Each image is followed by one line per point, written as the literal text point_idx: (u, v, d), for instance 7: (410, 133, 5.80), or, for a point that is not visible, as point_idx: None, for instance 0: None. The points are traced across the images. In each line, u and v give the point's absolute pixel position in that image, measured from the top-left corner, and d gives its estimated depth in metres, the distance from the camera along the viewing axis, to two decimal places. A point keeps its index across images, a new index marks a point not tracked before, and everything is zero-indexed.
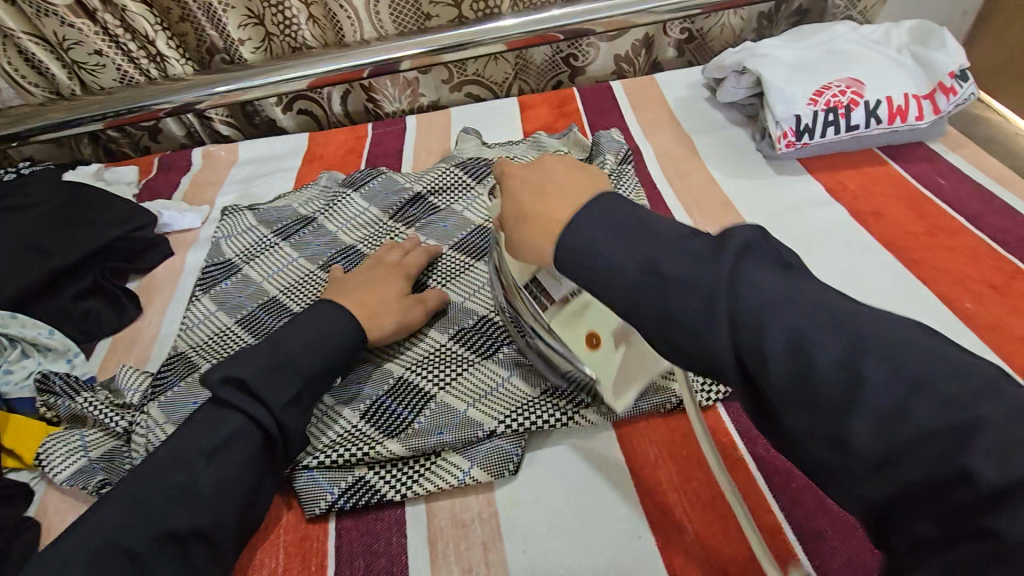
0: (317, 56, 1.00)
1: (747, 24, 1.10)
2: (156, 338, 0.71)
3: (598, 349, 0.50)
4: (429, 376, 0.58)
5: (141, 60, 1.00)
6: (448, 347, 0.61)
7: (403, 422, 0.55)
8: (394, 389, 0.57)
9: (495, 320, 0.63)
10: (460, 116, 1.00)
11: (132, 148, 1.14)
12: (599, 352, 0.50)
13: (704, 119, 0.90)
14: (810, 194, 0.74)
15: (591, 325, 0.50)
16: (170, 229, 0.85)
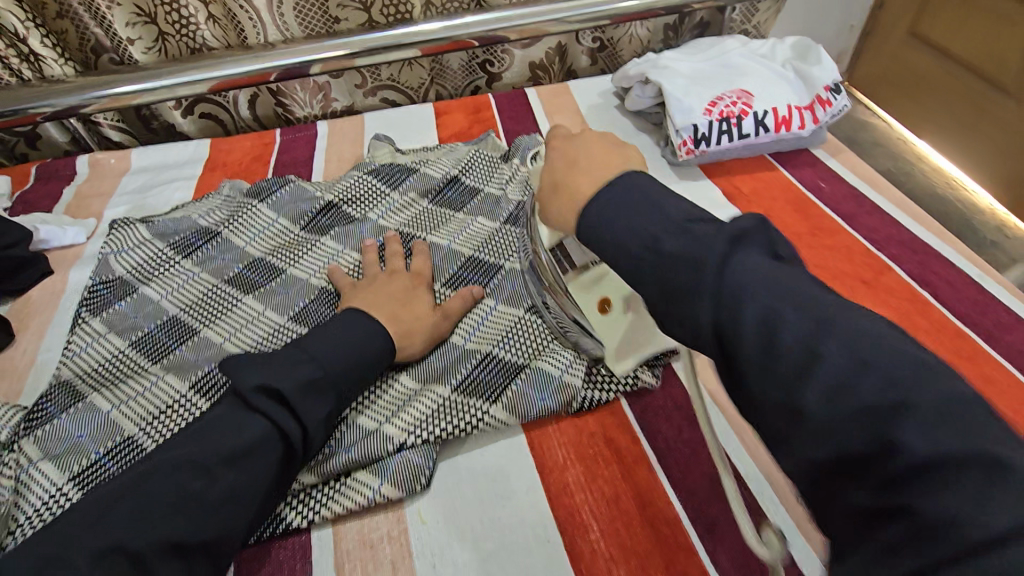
0: (218, 57, 0.95)
1: (654, 35, 1.16)
2: (33, 368, 0.65)
3: (609, 313, 0.56)
4: None
5: (11, 61, 0.91)
6: None
7: None
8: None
9: None
10: (374, 122, 0.99)
11: (6, 156, 1.03)
12: (609, 316, 0.56)
13: (614, 127, 0.93)
14: (711, 198, 0.78)
15: (601, 292, 0.56)
16: (49, 245, 0.78)
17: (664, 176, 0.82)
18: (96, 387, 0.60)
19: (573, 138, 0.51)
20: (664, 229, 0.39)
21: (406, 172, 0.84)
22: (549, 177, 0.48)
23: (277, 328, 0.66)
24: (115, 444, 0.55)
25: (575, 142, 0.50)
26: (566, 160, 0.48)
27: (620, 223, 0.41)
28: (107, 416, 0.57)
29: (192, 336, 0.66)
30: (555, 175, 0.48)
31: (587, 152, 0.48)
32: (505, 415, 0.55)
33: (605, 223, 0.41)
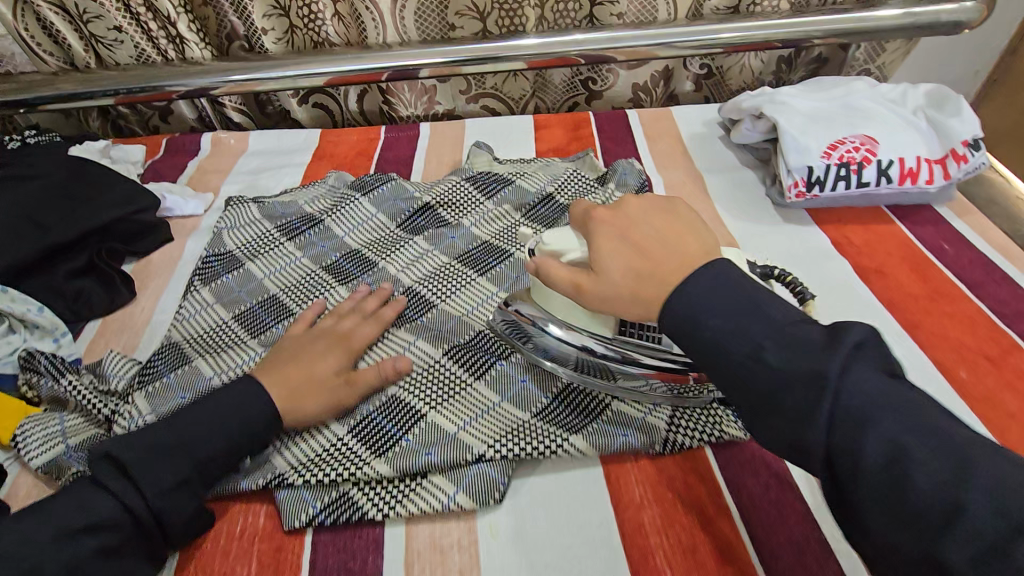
0: (338, 54, 1.00)
1: (766, 67, 1.12)
2: (148, 325, 0.70)
3: None
4: (422, 395, 0.58)
5: (160, 40, 1.00)
6: (443, 364, 0.61)
7: (390, 439, 0.55)
8: (385, 407, 0.58)
9: (490, 335, 0.64)
10: (475, 129, 1.01)
11: (141, 126, 1.13)
12: None
13: (716, 159, 0.91)
14: (818, 245, 0.75)
15: None
16: (171, 214, 0.84)
17: (768, 217, 0.79)
18: (200, 353, 0.65)
19: (623, 210, 0.50)
20: (767, 335, 0.39)
21: (502, 183, 0.85)
22: (618, 266, 0.46)
23: None
24: None
25: (624, 211, 0.50)
26: (625, 246, 0.47)
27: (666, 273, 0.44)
28: (210, 382, 0.61)
29: (288, 317, 0.69)
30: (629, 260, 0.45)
31: (652, 230, 0.47)
32: (582, 443, 0.54)
33: (698, 317, 0.41)
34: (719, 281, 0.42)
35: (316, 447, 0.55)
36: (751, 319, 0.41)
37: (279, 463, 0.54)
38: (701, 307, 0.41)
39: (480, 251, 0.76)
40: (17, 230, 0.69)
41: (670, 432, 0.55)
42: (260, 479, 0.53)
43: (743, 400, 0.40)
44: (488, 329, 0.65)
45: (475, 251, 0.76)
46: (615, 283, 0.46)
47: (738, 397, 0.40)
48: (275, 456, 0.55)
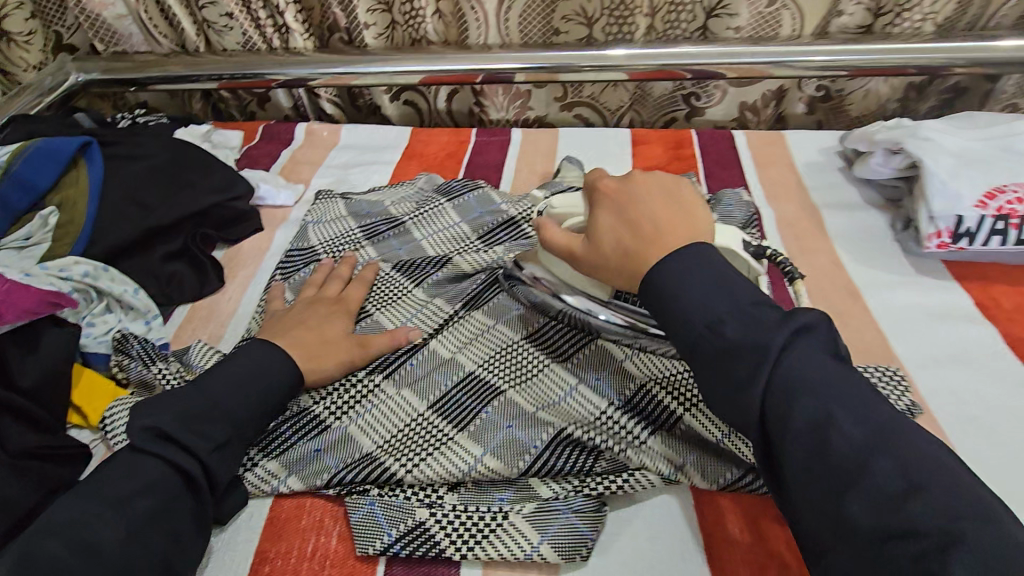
0: (437, 51, 0.98)
1: (894, 93, 1.01)
2: (233, 316, 0.70)
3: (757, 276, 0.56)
4: (500, 374, 0.58)
5: (267, 29, 1.01)
6: (524, 347, 0.60)
7: (470, 414, 0.55)
8: (463, 384, 0.57)
9: (579, 341, 0.60)
10: (569, 139, 0.96)
11: (239, 111, 1.15)
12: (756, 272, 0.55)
13: (836, 193, 0.82)
14: (960, 307, 0.65)
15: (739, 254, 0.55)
16: (263, 203, 0.84)
17: (896, 266, 0.71)
18: None
19: (627, 186, 0.53)
20: (729, 310, 0.42)
21: None
22: (609, 235, 0.50)
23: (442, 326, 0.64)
24: (291, 412, 0.56)
25: (629, 189, 0.52)
26: (622, 219, 0.50)
27: (688, 297, 0.43)
28: None
29: (364, 320, 0.66)
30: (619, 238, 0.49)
31: (645, 208, 0.50)
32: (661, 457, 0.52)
33: (679, 284, 0.44)
34: (717, 279, 0.43)
35: (396, 428, 0.55)
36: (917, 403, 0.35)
37: (364, 445, 0.54)
38: (699, 307, 0.42)
39: None
40: (122, 210, 0.70)
41: (762, 462, 0.51)
42: (342, 455, 0.54)
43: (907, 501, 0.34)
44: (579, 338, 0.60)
45: None
46: (604, 253, 0.50)
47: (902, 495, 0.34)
48: (355, 436, 0.55)
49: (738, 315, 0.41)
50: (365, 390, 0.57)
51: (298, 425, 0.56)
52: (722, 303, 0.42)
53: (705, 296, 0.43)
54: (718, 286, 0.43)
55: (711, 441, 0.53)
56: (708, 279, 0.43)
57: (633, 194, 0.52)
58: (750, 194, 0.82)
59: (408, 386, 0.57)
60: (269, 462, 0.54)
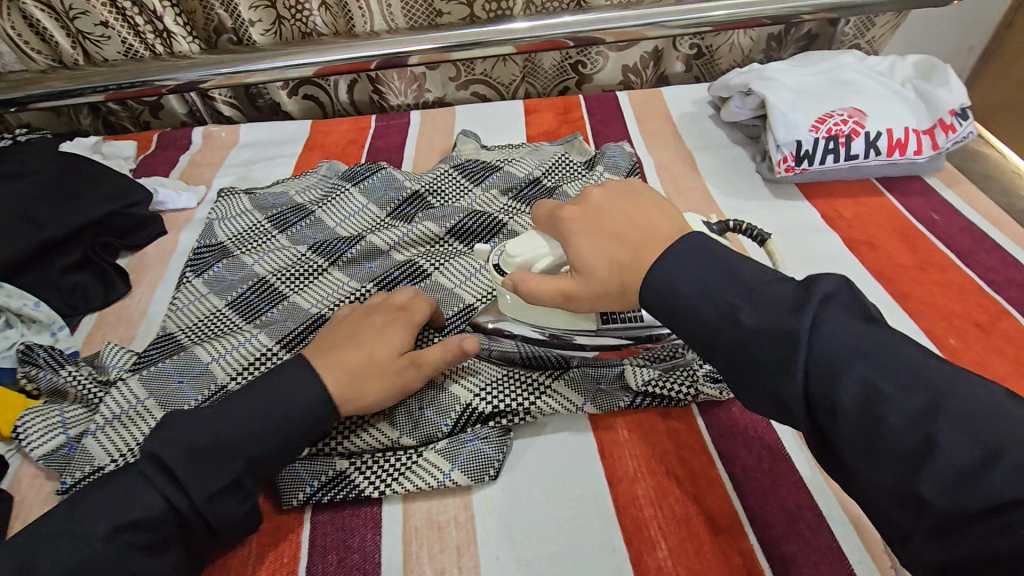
0: (326, 44, 1.00)
1: (755, 44, 1.12)
2: (144, 318, 0.70)
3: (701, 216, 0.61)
4: None
5: (147, 35, 0.99)
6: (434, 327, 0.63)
7: None
8: None
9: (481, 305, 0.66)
10: (465, 115, 1.01)
11: (133, 123, 1.12)
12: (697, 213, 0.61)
13: (707, 137, 0.91)
14: (807, 221, 0.75)
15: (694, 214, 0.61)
16: (165, 208, 0.84)
17: (757, 193, 0.80)
18: (196, 341, 0.65)
19: (588, 203, 0.52)
20: (743, 296, 0.40)
21: (489, 170, 0.85)
22: (593, 254, 0.48)
23: (354, 294, 0.68)
24: (211, 393, 0.59)
25: (592, 207, 0.51)
26: (591, 237, 0.49)
27: (691, 289, 0.42)
28: (206, 366, 0.61)
29: (281, 301, 0.69)
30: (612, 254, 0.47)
31: (621, 218, 0.49)
32: (567, 395, 0.57)
33: (681, 287, 0.42)
34: (702, 256, 0.43)
35: None
36: (826, 317, 0.37)
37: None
38: (704, 300, 0.41)
39: (460, 236, 0.75)
40: (11, 227, 0.69)
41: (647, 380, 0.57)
42: None
43: (821, 403, 0.35)
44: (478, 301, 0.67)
45: (455, 234, 0.75)
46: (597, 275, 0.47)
47: (818, 402, 0.35)
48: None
49: (750, 297, 0.40)
50: None
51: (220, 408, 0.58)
52: (722, 287, 0.41)
53: (701, 284, 0.42)
54: (725, 275, 0.41)
55: (603, 368, 0.59)
56: (697, 262, 0.43)
57: (604, 206, 0.51)
58: (632, 146, 0.89)
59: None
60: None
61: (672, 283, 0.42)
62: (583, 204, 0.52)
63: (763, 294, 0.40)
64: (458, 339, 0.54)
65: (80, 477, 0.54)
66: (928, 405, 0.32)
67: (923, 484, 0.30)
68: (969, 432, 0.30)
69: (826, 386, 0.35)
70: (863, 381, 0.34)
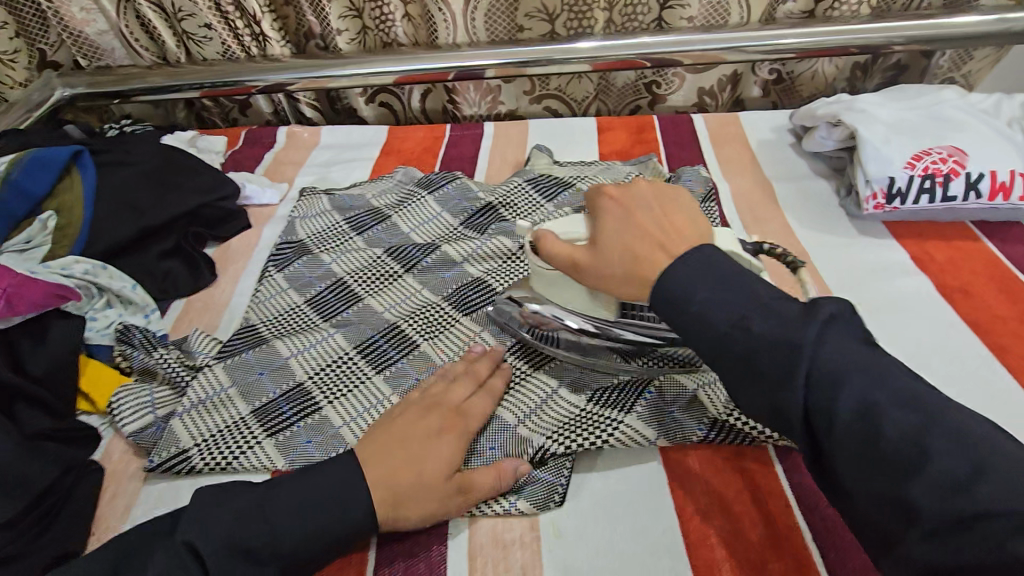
0: (408, 53, 1.03)
1: (840, 72, 1.08)
2: (227, 307, 0.74)
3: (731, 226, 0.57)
4: None
5: (245, 38, 1.05)
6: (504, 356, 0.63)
7: None
8: None
9: None
10: (538, 130, 1.02)
11: (221, 119, 1.19)
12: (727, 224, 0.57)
13: (787, 167, 0.88)
14: (893, 261, 0.72)
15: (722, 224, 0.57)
16: (250, 203, 0.89)
17: (840, 228, 0.77)
18: (276, 336, 0.68)
19: (630, 194, 0.52)
20: (753, 308, 0.41)
21: (562, 186, 0.86)
22: (615, 244, 0.49)
23: (426, 306, 0.70)
24: (289, 387, 0.61)
25: (634, 193, 0.52)
26: (623, 222, 0.50)
27: (701, 297, 0.42)
28: (286, 361, 0.64)
29: (356, 302, 0.72)
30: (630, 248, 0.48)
31: (653, 216, 0.49)
32: (639, 427, 0.56)
33: (689, 292, 0.43)
34: (724, 277, 0.43)
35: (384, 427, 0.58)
36: (830, 337, 0.39)
37: (349, 440, 0.57)
38: (713, 309, 0.42)
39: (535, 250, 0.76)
40: (116, 213, 0.74)
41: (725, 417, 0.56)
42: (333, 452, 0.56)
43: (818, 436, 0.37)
44: None
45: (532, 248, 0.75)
46: (609, 261, 0.49)
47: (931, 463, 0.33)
48: (344, 432, 0.57)
49: (764, 315, 0.40)
50: (359, 376, 0.62)
51: (297, 405, 0.60)
52: (739, 302, 0.41)
53: (717, 295, 0.42)
54: (726, 281, 0.43)
55: (678, 399, 0.57)
56: (715, 278, 0.43)
57: (643, 201, 0.51)
58: (708, 171, 0.88)
59: (397, 389, 0.61)
60: (268, 447, 0.57)
61: (690, 298, 0.43)
62: (624, 193, 0.52)
63: (775, 309, 0.41)
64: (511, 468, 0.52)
65: (166, 458, 0.57)
66: (925, 419, 0.35)
67: (920, 493, 0.33)
68: (967, 429, 0.35)
69: (831, 398, 0.37)
70: (860, 402, 0.36)
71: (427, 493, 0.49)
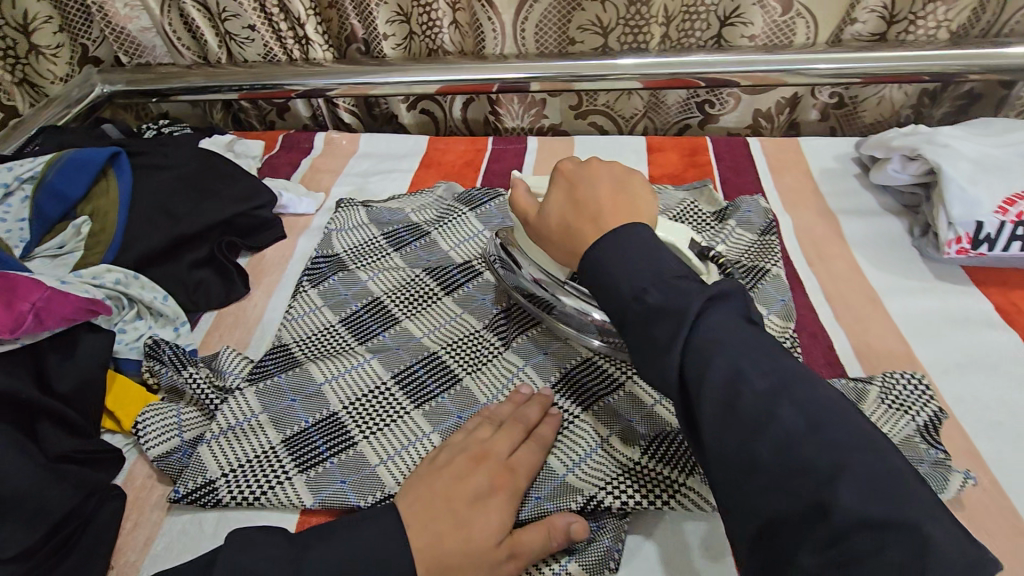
0: (454, 62, 1.00)
1: (908, 99, 1.02)
2: (259, 323, 0.71)
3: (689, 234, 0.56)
4: None
5: (288, 40, 1.02)
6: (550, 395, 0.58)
7: None
8: None
9: (601, 363, 0.61)
10: (585, 148, 0.97)
11: (259, 121, 1.16)
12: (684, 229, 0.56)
13: (853, 200, 0.83)
14: (977, 312, 0.66)
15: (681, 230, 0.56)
16: (286, 212, 0.86)
17: (914, 272, 0.71)
18: (310, 358, 0.64)
19: (583, 169, 0.53)
20: (652, 281, 0.41)
21: None
22: (557, 213, 0.51)
23: (468, 336, 0.66)
24: (322, 418, 0.58)
25: (585, 168, 0.53)
26: (569, 194, 0.51)
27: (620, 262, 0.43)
28: (319, 387, 0.60)
29: (392, 325, 0.68)
30: (566, 217, 0.50)
31: (595, 190, 0.50)
32: (705, 492, 0.51)
33: (604, 263, 0.44)
34: (644, 248, 0.43)
35: None
36: (717, 329, 0.39)
37: (387, 481, 0.53)
38: (627, 272, 0.42)
39: None
40: (151, 219, 0.72)
41: None
42: (370, 497, 0.53)
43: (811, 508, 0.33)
44: (598, 356, 0.62)
45: None
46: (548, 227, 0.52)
47: None
48: (381, 472, 0.54)
49: (661, 285, 0.41)
50: (397, 411, 0.59)
51: (331, 440, 0.56)
52: (643, 275, 0.42)
53: (626, 265, 0.43)
54: (644, 253, 0.43)
55: None
56: (635, 250, 0.43)
57: (592, 175, 0.52)
58: (768, 201, 0.82)
59: (439, 428, 0.57)
60: (299, 482, 0.54)
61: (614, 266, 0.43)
62: (576, 168, 0.53)
63: (678, 283, 0.41)
64: (566, 526, 0.47)
65: (192, 488, 0.53)
66: (810, 424, 0.35)
67: None
68: None
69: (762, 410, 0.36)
70: (731, 369, 0.37)
71: (480, 558, 0.45)
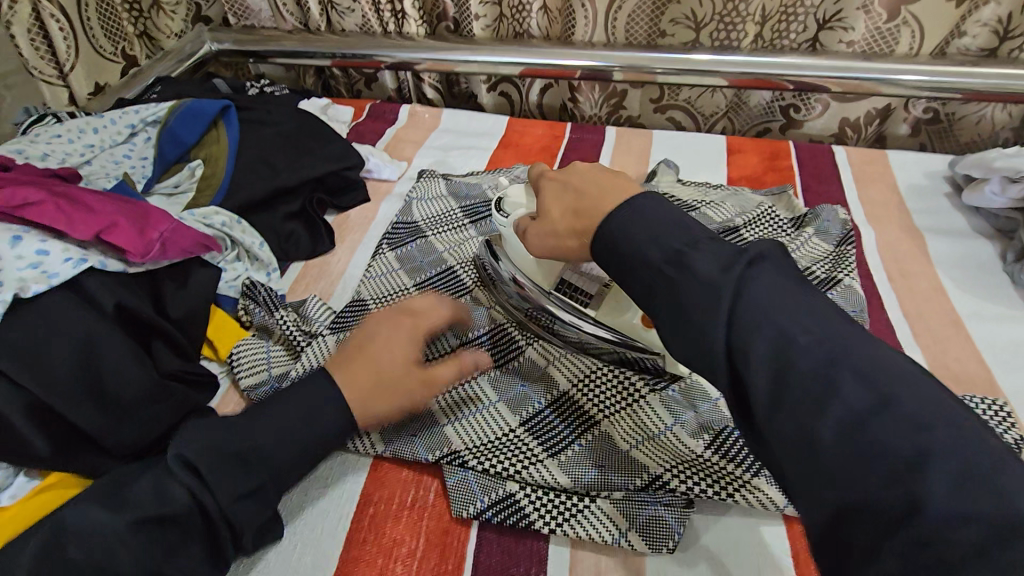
0: (540, 47, 1.01)
1: (1012, 121, 0.97)
2: (340, 278, 0.75)
3: None
4: (596, 402, 0.59)
5: (385, 13, 1.06)
6: (614, 373, 0.60)
7: (562, 441, 0.56)
8: (558, 407, 0.59)
9: None
10: (663, 142, 0.97)
11: (347, 89, 1.21)
12: None
13: (942, 219, 0.80)
14: None
15: None
16: (371, 176, 0.90)
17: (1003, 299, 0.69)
18: None
19: (569, 167, 0.54)
20: (684, 243, 0.40)
21: (686, 206, 0.80)
22: (558, 206, 0.52)
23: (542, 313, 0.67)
24: None
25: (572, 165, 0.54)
26: (566, 188, 0.52)
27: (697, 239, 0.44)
28: None
29: (467, 293, 0.71)
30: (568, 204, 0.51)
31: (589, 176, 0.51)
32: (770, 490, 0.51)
33: (623, 235, 0.44)
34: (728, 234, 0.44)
35: (489, 436, 0.57)
36: None
37: (453, 438, 0.57)
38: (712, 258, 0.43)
39: None
40: (254, 170, 0.77)
41: None
42: (437, 451, 0.56)
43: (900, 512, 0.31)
44: None
45: None
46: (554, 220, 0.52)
47: None
48: (449, 429, 0.58)
49: None
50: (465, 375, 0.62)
51: None
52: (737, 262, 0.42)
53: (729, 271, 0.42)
54: None
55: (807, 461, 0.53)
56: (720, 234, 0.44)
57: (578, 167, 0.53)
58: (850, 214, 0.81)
59: (504, 397, 0.60)
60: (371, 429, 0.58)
61: None
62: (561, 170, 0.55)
63: None
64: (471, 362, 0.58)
65: None
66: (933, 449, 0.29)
67: None
68: None
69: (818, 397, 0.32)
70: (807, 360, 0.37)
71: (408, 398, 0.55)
